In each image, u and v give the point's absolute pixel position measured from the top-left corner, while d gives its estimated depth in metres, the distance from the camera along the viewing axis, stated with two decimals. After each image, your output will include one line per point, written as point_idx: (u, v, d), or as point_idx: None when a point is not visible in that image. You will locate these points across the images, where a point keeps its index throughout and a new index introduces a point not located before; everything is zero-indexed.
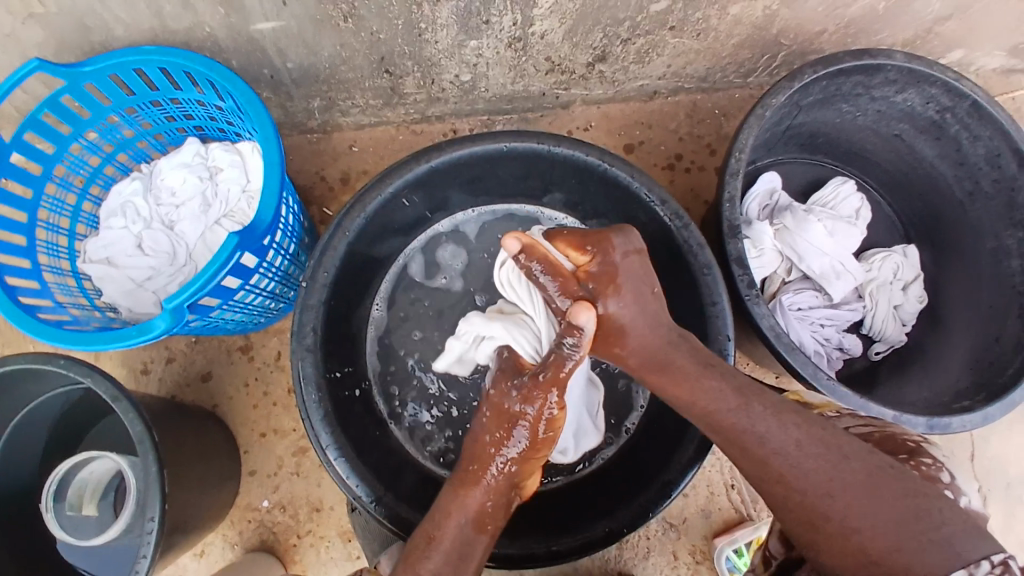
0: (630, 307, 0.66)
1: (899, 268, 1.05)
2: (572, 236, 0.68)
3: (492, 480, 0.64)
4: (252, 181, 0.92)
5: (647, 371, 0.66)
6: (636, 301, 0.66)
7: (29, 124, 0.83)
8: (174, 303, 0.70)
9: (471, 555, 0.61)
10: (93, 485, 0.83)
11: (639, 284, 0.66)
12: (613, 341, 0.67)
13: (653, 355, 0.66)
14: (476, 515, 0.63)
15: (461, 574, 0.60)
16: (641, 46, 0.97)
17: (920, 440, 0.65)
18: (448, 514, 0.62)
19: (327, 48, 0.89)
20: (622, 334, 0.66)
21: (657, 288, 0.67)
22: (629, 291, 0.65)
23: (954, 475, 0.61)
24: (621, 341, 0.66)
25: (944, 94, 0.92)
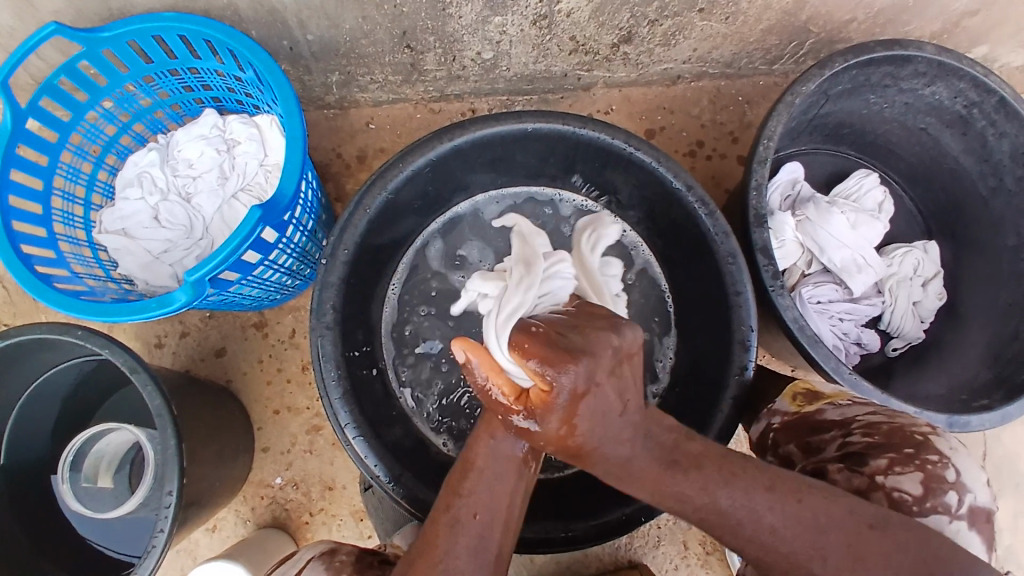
0: (586, 430, 0.54)
1: (919, 264, 1.05)
2: (535, 347, 0.54)
3: (513, 419, 0.56)
4: (270, 155, 0.91)
5: (610, 479, 0.58)
6: (598, 416, 0.54)
7: (45, 91, 0.82)
8: (195, 276, 0.69)
9: (505, 479, 0.58)
10: (109, 457, 0.84)
11: (607, 408, 0.54)
12: (575, 456, 0.57)
13: (616, 461, 0.57)
14: (509, 439, 0.59)
15: (498, 494, 0.58)
16: (668, 28, 0.95)
17: (926, 432, 0.67)
18: (477, 438, 0.60)
19: (348, 20, 0.87)
20: (589, 451, 0.56)
21: (628, 398, 0.55)
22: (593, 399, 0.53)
23: (960, 471, 0.63)
24: (585, 458, 0.57)
25: (972, 89, 0.91)
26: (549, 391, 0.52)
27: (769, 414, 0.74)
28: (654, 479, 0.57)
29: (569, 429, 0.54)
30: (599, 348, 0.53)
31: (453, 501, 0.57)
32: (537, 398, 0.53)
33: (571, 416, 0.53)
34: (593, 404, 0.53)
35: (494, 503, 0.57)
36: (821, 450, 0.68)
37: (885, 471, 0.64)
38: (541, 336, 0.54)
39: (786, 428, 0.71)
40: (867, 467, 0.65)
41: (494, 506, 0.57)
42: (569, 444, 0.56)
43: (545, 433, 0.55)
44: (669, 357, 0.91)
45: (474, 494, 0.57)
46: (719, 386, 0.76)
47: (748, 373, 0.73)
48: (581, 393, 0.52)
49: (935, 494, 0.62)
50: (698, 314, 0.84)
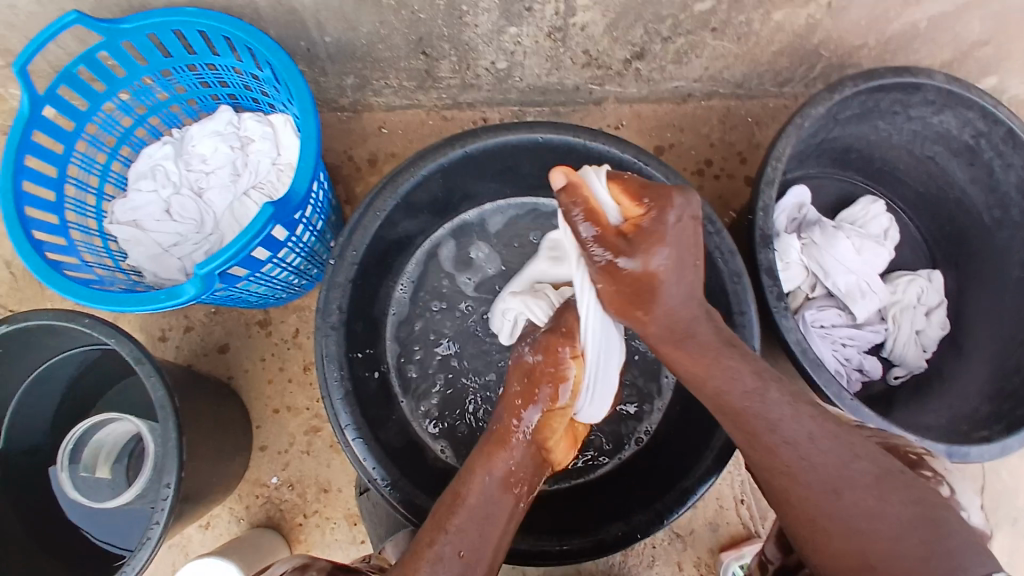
0: (658, 280, 0.61)
1: (924, 292, 1.05)
2: (630, 183, 0.64)
3: (516, 445, 0.63)
4: (283, 154, 0.92)
5: (667, 342, 0.63)
6: (674, 265, 0.61)
7: (64, 78, 0.83)
8: (205, 270, 0.70)
9: (496, 518, 0.59)
10: (108, 447, 0.84)
11: (682, 255, 0.61)
12: (632, 310, 0.63)
13: (663, 320, 0.62)
14: (505, 474, 0.61)
15: (486, 535, 0.58)
16: (680, 46, 0.96)
17: (921, 452, 0.65)
18: (471, 472, 0.61)
19: (366, 24, 0.88)
20: (657, 299, 0.62)
21: (700, 260, 0.62)
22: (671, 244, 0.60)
23: (954, 490, 0.62)
24: (650, 305, 0.62)
25: (981, 118, 0.91)
26: (643, 218, 0.61)
27: None
28: (698, 349, 0.61)
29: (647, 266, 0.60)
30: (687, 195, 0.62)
31: (437, 537, 0.57)
32: (629, 231, 0.61)
33: (654, 258, 0.60)
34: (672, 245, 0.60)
35: (480, 544, 0.57)
36: None
37: None
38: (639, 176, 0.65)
39: None
40: None
41: (481, 547, 0.57)
42: (638, 299, 0.62)
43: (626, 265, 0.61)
44: (670, 375, 0.90)
45: (462, 533, 0.57)
46: None
47: None
48: (660, 231, 0.60)
49: None
50: None
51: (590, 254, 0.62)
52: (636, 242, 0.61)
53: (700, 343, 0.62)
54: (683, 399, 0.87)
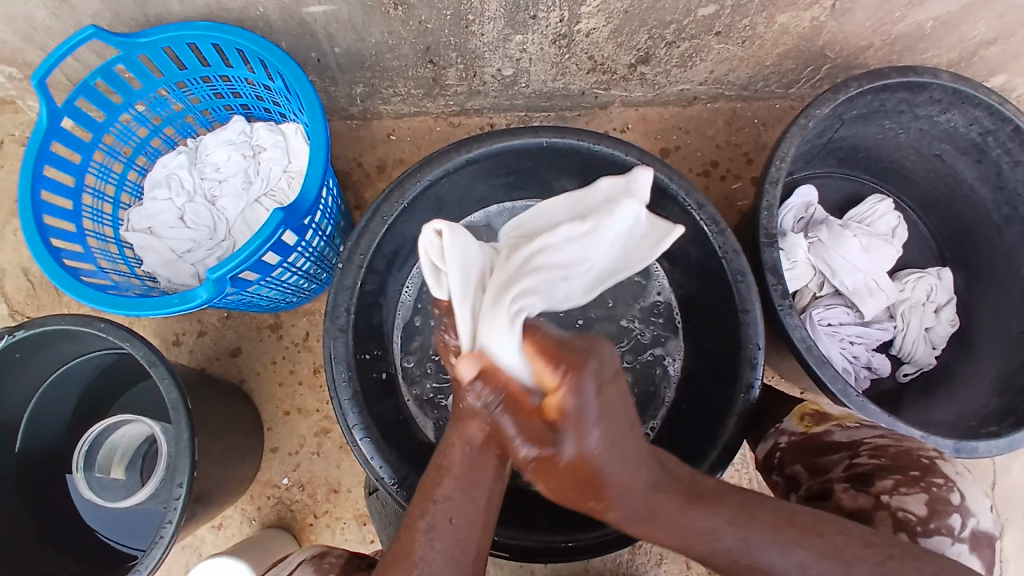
0: (601, 451, 0.51)
1: (932, 290, 1.04)
2: (544, 343, 0.52)
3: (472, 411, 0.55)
4: (293, 162, 0.94)
5: (649, 522, 0.54)
6: (613, 452, 0.51)
7: (82, 91, 0.85)
8: (216, 274, 0.71)
9: (481, 484, 0.57)
10: (123, 448, 0.86)
11: (620, 424, 0.51)
12: (590, 490, 0.52)
13: (627, 503, 0.53)
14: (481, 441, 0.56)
15: (476, 499, 0.57)
16: (685, 51, 0.97)
17: (933, 456, 0.66)
18: (449, 444, 0.57)
19: (374, 35, 0.90)
20: (604, 492, 0.52)
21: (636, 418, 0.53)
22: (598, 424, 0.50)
23: (965, 496, 0.63)
24: (600, 493, 0.52)
25: (988, 117, 0.91)
26: (563, 395, 0.49)
27: (777, 433, 0.74)
28: (671, 513, 0.54)
29: (586, 447, 0.50)
30: (606, 356, 0.52)
31: (427, 508, 0.56)
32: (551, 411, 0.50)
33: (587, 446, 0.50)
34: (604, 415, 0.50)
35: (472, 510, 0.56)
36: (829, 470, 0.68)
37: (890, 493, 0.64)
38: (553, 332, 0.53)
39: (793, 447, 0.71)
40: (872, 488, 0.65)
41: (470, 515, 0.56)
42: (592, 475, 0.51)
43: (567, 447, 0.50)
44: (676, 367, 0.91)
45: (449, 500, 0.56)
46: (727, 402, 0.76)
47: (754, 392, 0.73)
48: (588, 406, 0.50)
49: (940, 516, 0.62)
50: (706, 331, 0.85)
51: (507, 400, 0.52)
52: (566, 423, 0.50)
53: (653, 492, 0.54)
54: (688, 397, 0.87)
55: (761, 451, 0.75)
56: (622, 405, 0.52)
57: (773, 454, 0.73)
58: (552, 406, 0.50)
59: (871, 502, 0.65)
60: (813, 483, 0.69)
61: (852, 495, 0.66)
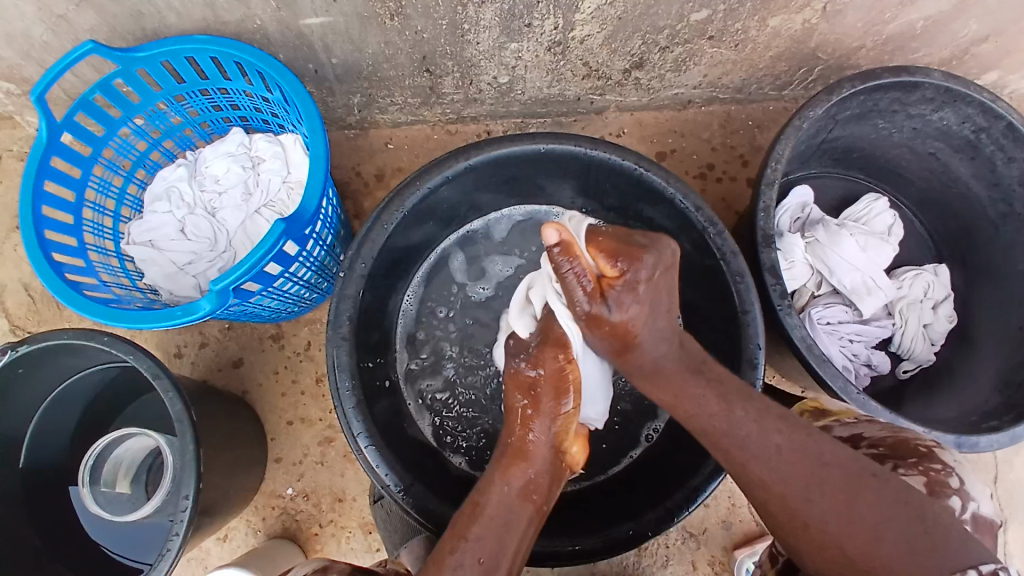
0: (640, 320, 0.62)
1: (930, 287, 1.05)
2: (608, 240, 0.62)
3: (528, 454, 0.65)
4: (293, 173, 0.94)
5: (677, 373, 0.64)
6: (650, 319, 0.62)
7: (82, 106, 0.86)
8: (219, 286, 0.72)
9: (516, 524, 0.61)
10: (127, 463, 0.86)
11: (660, 303, 0.62)
12: (621, 349, 0.64)
13: (650, 364, 0.65)
14: (523, 485, 0.63)
15: (507, 542, 0.59)
16: (678, 55, 0.98)
17: (930, 445, 0.66)
18: (489, 483, 0.63)
19: (371, 45, 0.91)
20: (635, 345, 0.63)
21: (673, 303, 0.63)
22: (643, 303, 0.61)
23: (964, 481, 0.62)
24: (626, 353, 0.64)
25: (981, 114, 0.92)
26: (620, 277, 0.60)
27: None
28: (679, 383, 0.64)
29: (630, 315, 0.61)
30: (664, 247, 0.62)
31: (458, 545, 0.58)
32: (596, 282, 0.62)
33: (631, 316, 0.61)
34: (650, 292, 0.61)
35: (500, 551, 0.58)
36: None
37: (887, 473, 0.63)
38: (614, 232, 0.63)
39: None
40: (870, 470, 0.64)
41: (499, 553, 0.58)
42: (635, 337, 0.63)
43: (611, 319, 0.62)
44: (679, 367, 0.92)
45: (481, 540, 0.58)
46: None
47: (755, 391, 0.73)
48: (642, 279, 0.60)
49: (939, 496, 0.60)
50: (707, 333, 0.85)
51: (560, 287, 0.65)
52: (618, 300, 0.61)
53: (666, 375, 0.64)
54: None
55: None
56: (665, 289, 0.62)
57: None
58: (608, 280, 0.61)
59: None
60: None
61: None
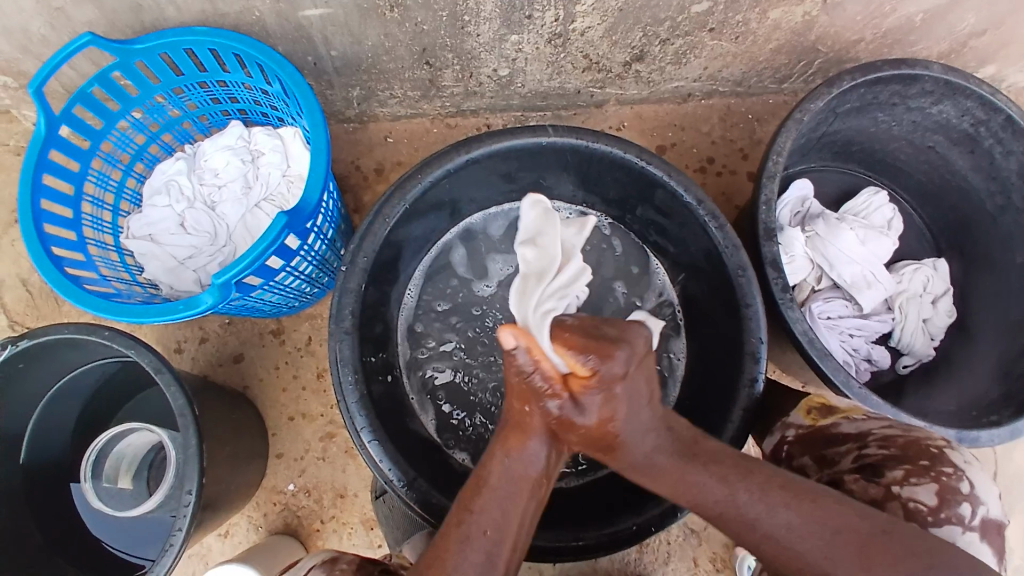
0: (622, 413, 0.57)
1: (929, 281, 1.05)
2: (576, 336, 0.55)
3: (528, 437, 0.59)
4: (293, 166, 0.94)
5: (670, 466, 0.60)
6: (629, 414, 0.57)
7: (79, 98, 0.85)
8: (222, 279, 0.71)
9: (516, 500, 0.58)
10: (129, 459, 0.86)
11: (640, 398, 0.57)
12: (604, 449, 0.59)
13: (642, 460, 0.60)
14: (524, 464, 0.59)
15: (508, 515, 0.58)
16: (679, 47, 0.98)
17: (942, 445, 0.67)
18: (491, 456, 0.60)
19: (370, 37, 0.90)
20: (620, 443, 0.58)
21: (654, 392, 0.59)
22: (623, 398, 0.56)
23: (974, 484, 0.63)
24: (615, 451, 0.59)
25: (979, 107, 0.92)
26: (591, 382, 0.54)
27: (784, 426, 0.75)
28: (677, 474, 0.59)
29: (608, 411, 0.56)
30: (635, 337, 0.56)
31: (464, 518, 0.58)
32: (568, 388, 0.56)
33: (608, 414, 0.56)
34: (625, 387, 0.56)
35: (503, 524, 0.57)
36: (837, 462, 0.69)
37: (901, 484, 0.64)
38: (582, 325, 0.56)
39: (801, 440, 0.72)
40: (883, 479, 0.66)
41: (503, 528, 0.57)
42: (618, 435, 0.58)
43: (585, 420, 0.57)
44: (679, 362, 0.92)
45: (485, 513, 0.57)
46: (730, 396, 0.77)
47: (758, 386, 0.73)
48: (615, 377, 0.54)
49: (949, 505, 0.62)
50: (708, 328, 0.86)
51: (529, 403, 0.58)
52: (589, 399, 0.55)
53: (658, 468, 0.60)
54: (691, 392, 0.88)
55: (769, 444, 0.75)
56: (644, 375, 0.57)
57: (781, 447, 0.74)
58: (578, 386, 0.55)
59: (881, 493, 0.65)
60: (823, 475, 0.69)
61: (863, 486, 0.66)
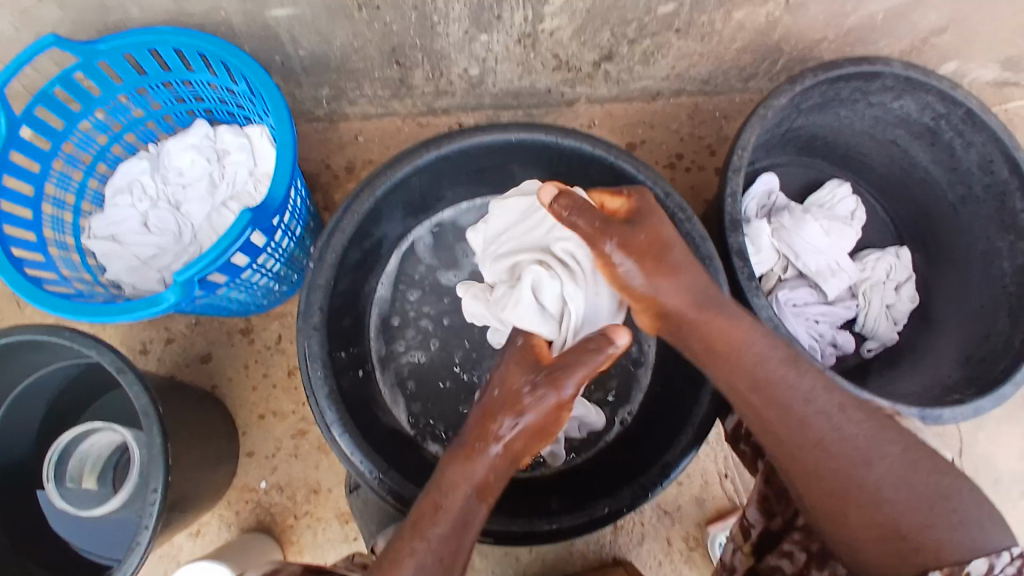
0: (654, 263, 0.61)
1: (892, 269, 1.08)
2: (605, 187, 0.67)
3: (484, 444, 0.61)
4: (259, 165, 0.93)
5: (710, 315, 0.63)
6: (663, 266, 0.61)
7: (41, 98, 0.84)
8: (184, 277, 0.70)
9: (467, 526, 0.59)
10: (93, 458, 0.84)
11: (670, 245, 0.62)
12: (638, 291, 0.63)
13: (675, 306, 0.63)
14: (476, 481, 0.60)
15: (456, 543, 0.58)
16: (647, 48, 1.00)
17: None
18: (443, 477, 0.61)
19: (340, 37, 0.90)
20: (650, 291, 0.62)
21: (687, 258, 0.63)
22: (658, 243, 0.62)
23: None
24: (644, 293, 0.62)
25: (939, 101, 0.95)
26: (626, 211, 0.64)
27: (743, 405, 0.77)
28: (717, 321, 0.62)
29: (640, 251, 0.61)
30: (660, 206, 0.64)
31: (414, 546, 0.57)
32: (622, 214, 0.64)
33: (642, 250, 0.61)
34: (659, 240, 0.62)
35: (449, 553, 0.58)
36: None
37: None
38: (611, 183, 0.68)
39: None
40: None
41: (450, 555, 0.58)
42: (649, 265, 0.61)
43: (620, 246, 0.61)
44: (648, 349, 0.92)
45: (436, 542, 0.57)
46: (698, 380, 0.78)
47: None
48: (646, 228, 0.62)
49: None
50: None
51: (601, 243, 0.62)
52: (626, 233, 0.62)
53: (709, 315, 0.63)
54: (662, 379, 0.89)
55: (730, 423, 0.78)
56: (675, 243, 0.62)
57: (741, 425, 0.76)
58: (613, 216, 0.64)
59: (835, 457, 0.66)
60: None
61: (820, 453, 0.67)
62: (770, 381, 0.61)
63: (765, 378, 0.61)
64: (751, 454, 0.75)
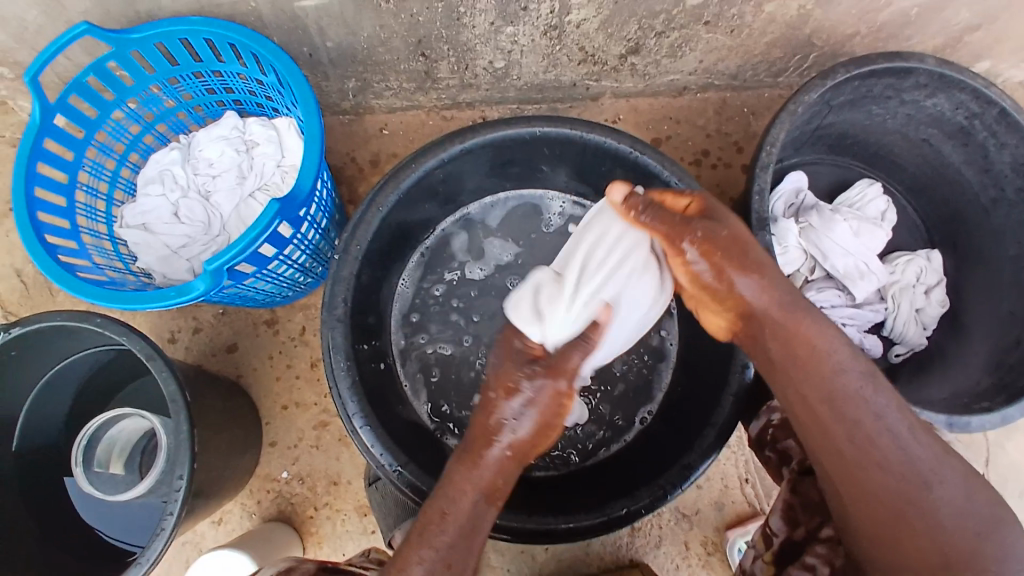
0: (734, 261, 0.61)
1: (923, 272, 1.05)
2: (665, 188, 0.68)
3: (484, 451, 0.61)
4: (287, 157, 0.94)
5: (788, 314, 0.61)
6: (742, 264, 0.61)
7: (75, 88, 0.85)
8: (214, 265, 0.71)
9: (479, 528, 0.60)
10: (122, 443, 0.86)
11: (747, 244, 0.62)
12: (716, 289, 0.62)
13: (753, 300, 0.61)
14: (482, 487, 0.61)
15: (470, 544, 0.59)
16: (674, 41, 0.98)
17: None
18: (448, 484, 0.61)
19: (366, 28, 0.90)
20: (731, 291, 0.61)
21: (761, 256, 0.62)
22: (737, 244, 0.61)
23: None
24: (724, 293, 0.62)
25: (973, 100, 0.92)
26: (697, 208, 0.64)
27: (768, 410, 0.76)
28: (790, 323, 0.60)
29: (717, 252, 0.61)
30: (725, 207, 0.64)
31: (423, 552, 0.57)
32: (694, 210, 0.64)
33: (723, 250, 0.61)
34: (736, 240, 0.61)
35: (464, 554, 0.58)
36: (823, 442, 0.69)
37: None
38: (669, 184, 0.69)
39: (784, 424, 0.73)
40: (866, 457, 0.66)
41: (466, 555, 0.58)
42: (730, 265, 0.61)
43: (695, 248, 0.62)
44: (673, 349, 0.93)
45: (449, 546, 0.58)
46: (722, 383, 0.77)
47: (749, 372, 0.74)
48: (720, 228, 0.62)
49: None
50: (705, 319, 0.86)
51: (679, 243, 0.62)
52: (702, 231, 0.62)
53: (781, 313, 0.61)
54: (684, 379, 0.89)
55: (755, 427, 0.77)
56: (748, 243, 0.62)
57: (767, 430, 0.75)
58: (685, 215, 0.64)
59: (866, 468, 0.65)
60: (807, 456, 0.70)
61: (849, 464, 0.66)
62: (808, 388, 0.60)
63: (799, 389, 0.60)
64: (775, 460, 0.74)
